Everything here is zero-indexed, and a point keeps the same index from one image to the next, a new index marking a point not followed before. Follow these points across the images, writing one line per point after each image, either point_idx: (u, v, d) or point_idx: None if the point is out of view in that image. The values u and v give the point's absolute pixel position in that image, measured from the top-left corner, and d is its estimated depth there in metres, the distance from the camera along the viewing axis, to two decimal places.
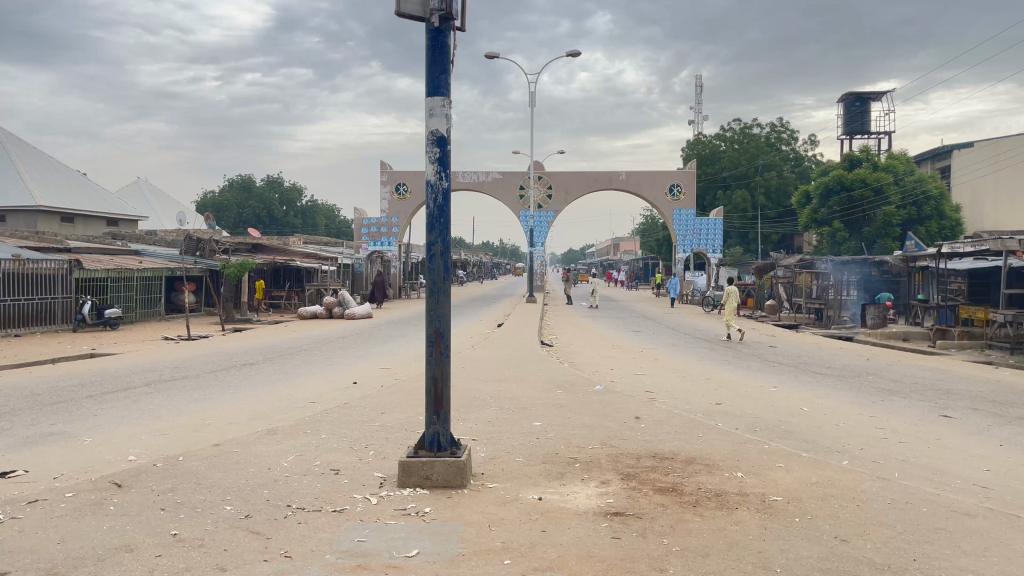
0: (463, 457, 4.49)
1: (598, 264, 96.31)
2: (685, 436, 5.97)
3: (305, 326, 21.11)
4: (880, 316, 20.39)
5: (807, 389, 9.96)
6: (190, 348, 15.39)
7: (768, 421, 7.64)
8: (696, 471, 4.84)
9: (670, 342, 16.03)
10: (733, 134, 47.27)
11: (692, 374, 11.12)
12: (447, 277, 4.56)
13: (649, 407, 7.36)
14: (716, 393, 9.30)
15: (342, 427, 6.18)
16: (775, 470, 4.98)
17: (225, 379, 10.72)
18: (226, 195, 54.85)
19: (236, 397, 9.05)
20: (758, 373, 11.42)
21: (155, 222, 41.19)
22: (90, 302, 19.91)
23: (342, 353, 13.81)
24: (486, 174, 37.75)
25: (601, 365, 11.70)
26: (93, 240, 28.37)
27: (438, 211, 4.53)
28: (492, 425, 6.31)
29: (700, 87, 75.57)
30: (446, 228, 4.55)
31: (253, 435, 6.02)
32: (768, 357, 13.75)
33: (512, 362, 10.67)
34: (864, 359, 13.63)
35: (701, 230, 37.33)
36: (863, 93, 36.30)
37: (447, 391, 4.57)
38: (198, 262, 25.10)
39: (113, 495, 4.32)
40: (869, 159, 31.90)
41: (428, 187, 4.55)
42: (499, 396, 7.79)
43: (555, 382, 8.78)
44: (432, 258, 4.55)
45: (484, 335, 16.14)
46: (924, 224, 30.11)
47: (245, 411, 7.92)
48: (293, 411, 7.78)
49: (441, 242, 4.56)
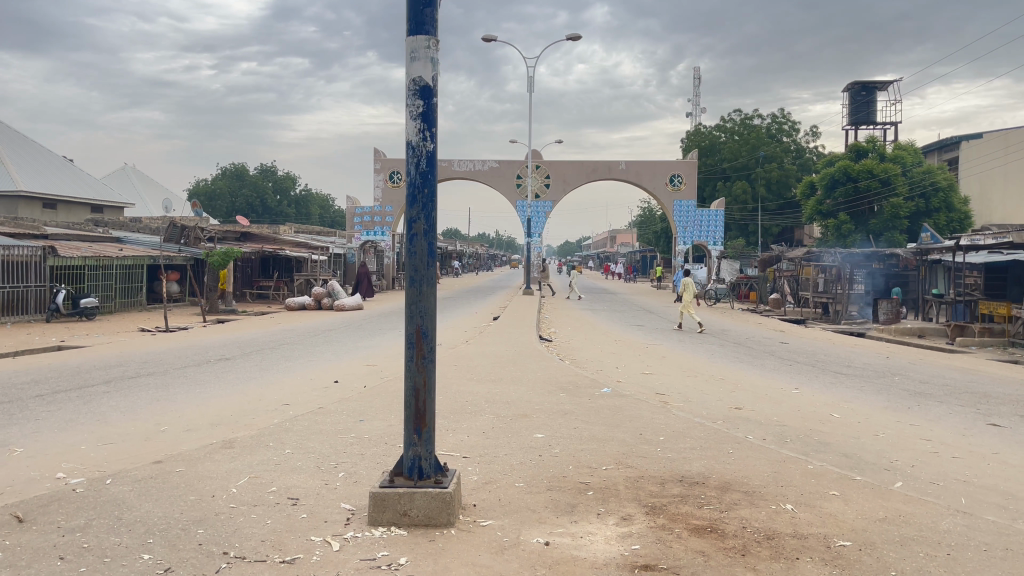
0: (450, 489, 3.59)
1: (594, 257, 95.29)
2: (709, 452, 5.08)
3: (292, 318, 20.19)
4: (892, 311, 19.54)
5: (831, 391, 9.08)
6: (165, 341, 14.44)
7: (797, 431, 6.74)
8: (737, 503, 3.94)
9: (676, 338, 15.16)
10: (733, 125, 46.30)
11: (703, 373, 10.25)
12: (432, 261, 3.65)
13: (665, 414, 6.47)
14: (733, 396, 8.43)
15: (310, 439, 5.29)
16: (831, 500, 4.07)
17: (195, 376, 9.81)
18: (217, 182, 53.77)
19: (203, 398, 8.13)
20: (775, 373, 10.54)
21: (142, 209, 40.19)
22: (66, 291, 18.95)
23: (326, 348, 12.89)
24: (482, 162, 36.74)
25: (605, 363, 10.83)
26: (74, 226, 27.36)
27: (421, 180, 3.61)
28: (486, 437, 5.41)
29: (700, 77, 74.38)
30: (430, 200, 3.64)
31: (204, 450, 5.13)
32: (782, 355, 12.87)
33: (508, 360, 9.78)
34: (883, 357, 12.78)
35: (702, 221, 36.44)
36: (869, 81, 35.32)
37: (431, 405, 3.67)
38: (181, 250, 24.11)
39: (4, 536, 3.42)
40: (876, 150, 31.02)
41: (408, 151, 3.64)
42: (495, 400, 6.90)
43: (556, 384, 7.87)
44: (413, 238, 3.63)
45: (479, 329, 15.25)
46: (932, 217, 29.36)
47: (208, 417, 7.00)
48: (262, 416, 6.88)
49: (424, 219, 3.63)
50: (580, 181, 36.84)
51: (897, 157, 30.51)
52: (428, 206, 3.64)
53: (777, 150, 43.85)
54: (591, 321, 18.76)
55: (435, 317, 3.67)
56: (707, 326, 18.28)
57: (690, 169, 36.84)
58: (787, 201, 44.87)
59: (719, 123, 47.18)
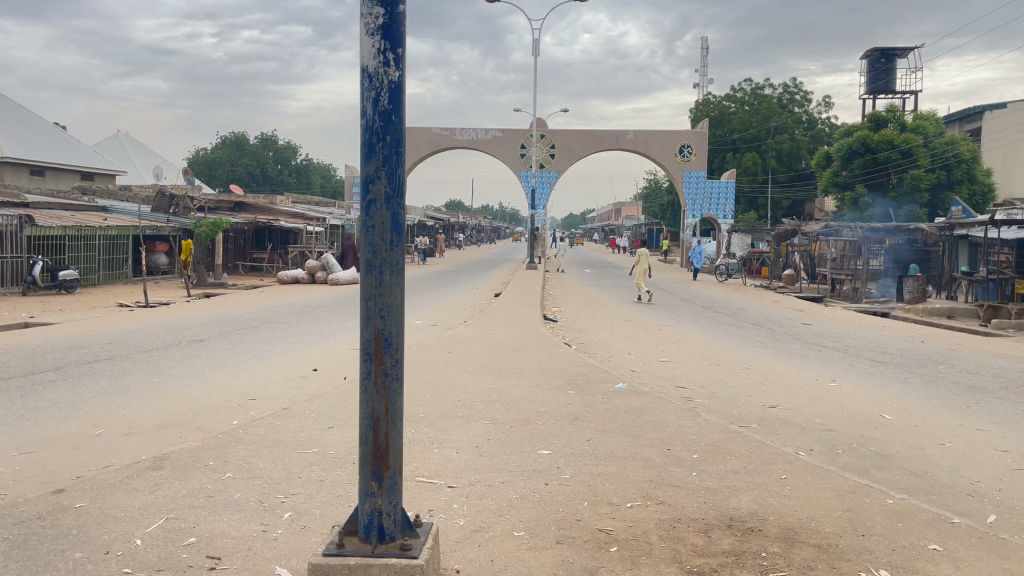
0: (421, 558, 2.57)
1: (597, 229, 94.08)
2: (758, 480, 4.04)
3: (282, 293, 19.13)
4: (917, 289, 18.46)
5: (873, 384, 8.04)
6: (140, 318, 13.38)
7: (850, 440, 5.70)
8: (815, 570, 2.90)
9: (689, 318, 14.15)
10: (744, 94, 44.88)
11: (726, 361, 9.23)
12: (398, 236, 2.59)
13: (696, 420, 5.46)
14: (765, 393, 7.41)
15: (262, 457, 4.27)
16: (938, 563, 3.04)
17: (160, 360, 8.79)
18: (217, 151, 52.59)
19: (160, 391, 7.05)
20: (805, 361, 9.51)
21: (134, 177, 39.01)
22: (44, 262, 17.90)
23: (312, 328, 11.83)
24: (485, 131, 35.47)
25: (616, 349, 9.80)
26: (60, 194, 26.24)
27: (382, 123, 2.55)
28: (480, 455, 4.35)
29: (708, 47, 72.73)
30: (397, 151, 2.58)
31: (129, 470, 4.09)
32: (808, 339, 11.82)
33: (508, 345, 8.73)
34: (916, 341, 11.71)
35: (712, 193, 35.24)
36: (888, 48, 33.87)
37: (395, 439, 2.64)
38: (170, 220, 23.04)
39: None
40: (896, 120, 29.76)
41: (364, 81, 2.57)
42: (493, 399, 5.84)
43: (563, 378, 6.83)
44: (371, 206, 2.57)
45: (480, 307, 14.24)
46: (955, 189, 28.20)
47: (157, 418, 5.94)
48: (219, 418, 5.85)
49: (386, 179, 2.57)
50: (586, 150, 35.58)
51: (918, 127, 29.39)
52: (395, 159, 2.58)
53: (789, 120, 42.53)
54: (598, 299, 17.70)
55: (402, 315, 2.61)
56: (720, 305, 17.23)
57: (701, 139, 35.53)
58: (798, 173, 43.57)
59: (729, 93, 45.79)
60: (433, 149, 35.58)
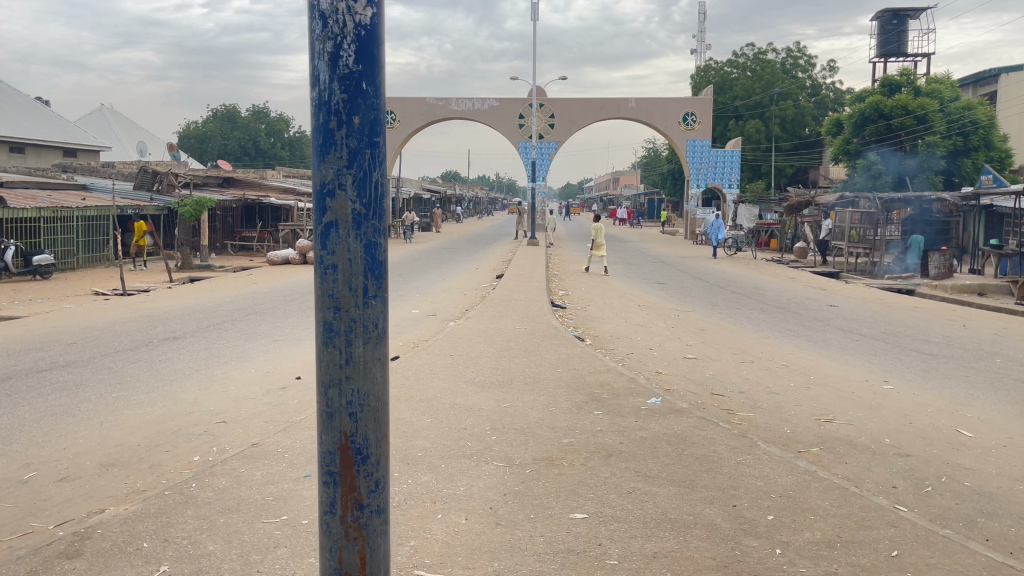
0: None
1: (596, 200, 92.69)
2: (864, 562, 3.08)
3: (270, 275, 18.08)
4: (943, 264, 17.51)
5: (933, 387, 7.08)
6: (116, 309, 12.39)
7: (936, 472, 4.76)
8: None
9: (706, 301, 13.14)
10: (747, 60, 43.48)
11: (759, 359, 8.27)
12: (381, 283, 1.59)
13: (757, 454, 4.49)
14: (817, 401, 6.45)
15: (214, 533, 3.28)
16: None
17: (125, 366, 7.78)
18: (208, 124, 51.16)
19: (116, 410, 6.04)
20: (846, 355, 8.53)
21: (120, 154, 37.70)
22: (16, 247, 16.80)
23: (300, 320, 10.81)
24: (481, 101, 34.17)
25: (636, 344, 8.84)
26: (38, 172, 25.00)
27: (349, 98, 1.54)
28: (498, 524, 3.36)
29: (705, 14, 70.83)
30: (372, 144, 1.57)
31: (39, 556, 3.10)
32: (840, 325, 10.84)
33: (518, 344, 7.75)
34: (958, 326, 10.71)
35: (716, 163, 34.20)
36: (900, 9, 32.52)
37: None
38: (154, 199, 21.88)
39: None
40: (909, 84, 28.70)
41: (316, 25, 1.55)
42: (506, 427, 4.86)
43: (584, 391, 5.83)
44: (333, 232, 1.56)
45: (483, 293, 13.24)
46: (970, 156, 27.11)
47: (101, 454, 4.94)
48: (177, 456, 4.86)
49: (358, 193, 1.56)
50: (587, 119, 34.32)
51: (932, 91, 28.29)
52: (369, 158, 1.57)
53: (793, 86, 41.18)
54: (606, 279, 16.67)
55: (385, 409, 1.62)
56: (734, 283, 16.24)
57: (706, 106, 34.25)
58: (802, 140, 42.34)
59: (731, 58, 44.42)
60: (428, 120, 34.26)
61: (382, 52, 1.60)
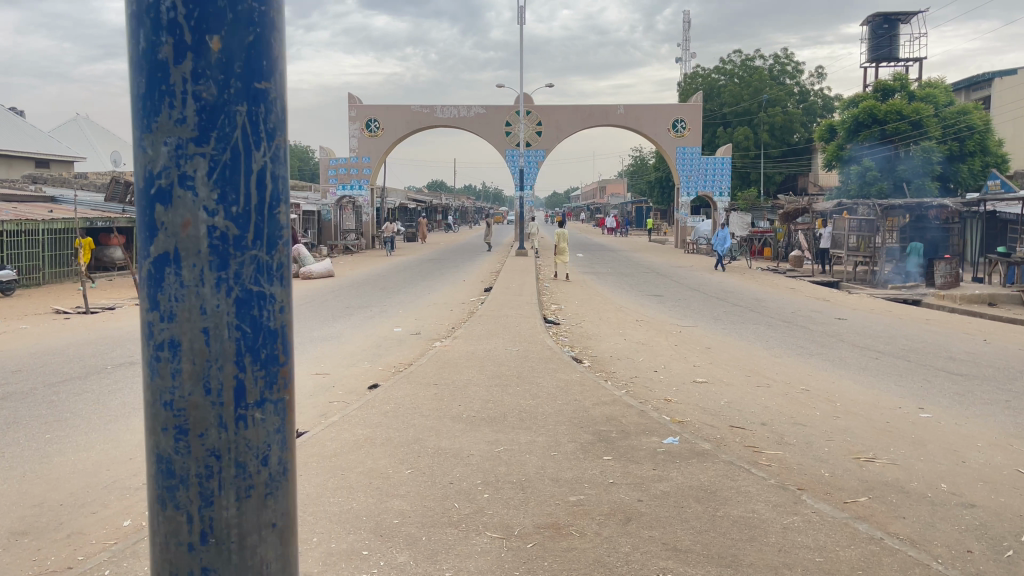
0: None
1: (584, 210, 92.06)
2: None
3: None
4: (950, 273, 16.87)
5: (976, 414, 6.35)
6: (75, 329, 11.46)
7: (1013, 529, 4.00)
8: None
9: (707, 314, 12.40)
10: (735, 66, 43.03)
11: (776, 381, 7.50)
12: (250, 347, 1.39)
13: (804, 512, 3.70)
14: (851, 435, 5.70)
15: None
16: None
17: (70, 397, 6.91)
18: None
19: (44, 456, 5.19)
20: (869, 376, 7.81)
21: (95, 164, 36.56)
22: None
23: None
24: (467, 108, 33.41)
25: (639, 366, 8.06)
26: (6, 183, 23.94)
27: (206, 98, 1.33)
28: None
29: (691, 22, 70.48)
30: (247, 100, 1.36)
31: None
32: (853, 340, 10.11)
33: (512, 369, 6.98)
34: (979, 341, 9.99)
35: (707, 169, 33.58)
36: (891, 13, 32.10)
37: None
38: (126, 211, 20.93)
39: None
40: (903, 89, 28.26)
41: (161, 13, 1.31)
42: (498, 480, 4.09)
43: (589, 430, 5.06)
44: (184, 297, 1.36)
45: (470, 309, 12.44)
46: (966, 162, 26.58)
47: (12, 517, 4.11)
48: (104, 521, 4.03)
49: (226, 216, 1.35)
50: (575, 126, 33.63)
51: (926, 96, 27.87)
52: (242, 122, 1.36)
53: (782, 92, 40.65)
54: (598, 291, 15.93)
55: (272, 518, 1.47)
56: (733, 295, 15.52)
57: (695, 113, 33.66)
58: (791, 147, 41.85)
59: (719, 65, 43.94)
60: (413, 128, 33.42)
61: (266, 44, 1.39)
